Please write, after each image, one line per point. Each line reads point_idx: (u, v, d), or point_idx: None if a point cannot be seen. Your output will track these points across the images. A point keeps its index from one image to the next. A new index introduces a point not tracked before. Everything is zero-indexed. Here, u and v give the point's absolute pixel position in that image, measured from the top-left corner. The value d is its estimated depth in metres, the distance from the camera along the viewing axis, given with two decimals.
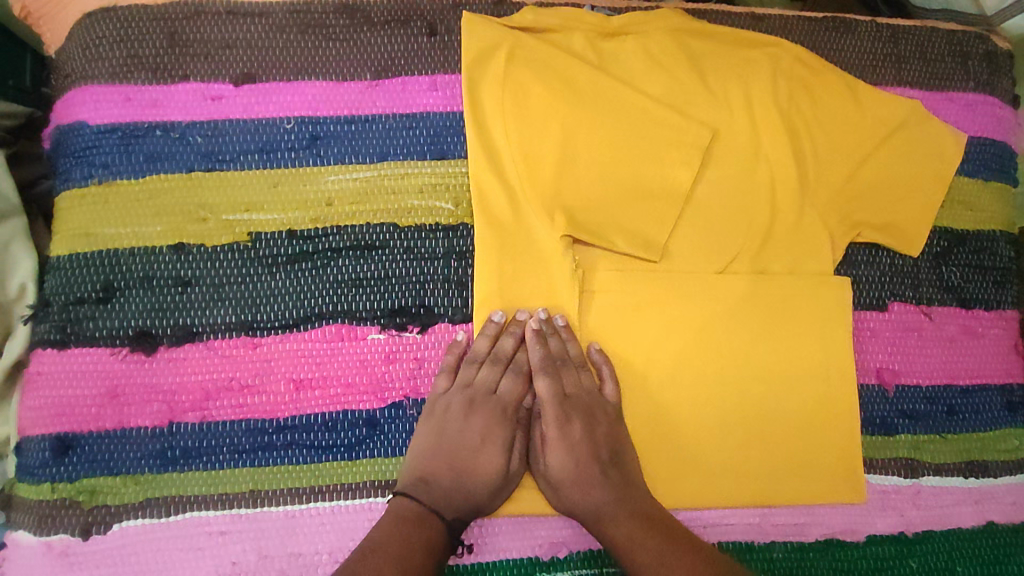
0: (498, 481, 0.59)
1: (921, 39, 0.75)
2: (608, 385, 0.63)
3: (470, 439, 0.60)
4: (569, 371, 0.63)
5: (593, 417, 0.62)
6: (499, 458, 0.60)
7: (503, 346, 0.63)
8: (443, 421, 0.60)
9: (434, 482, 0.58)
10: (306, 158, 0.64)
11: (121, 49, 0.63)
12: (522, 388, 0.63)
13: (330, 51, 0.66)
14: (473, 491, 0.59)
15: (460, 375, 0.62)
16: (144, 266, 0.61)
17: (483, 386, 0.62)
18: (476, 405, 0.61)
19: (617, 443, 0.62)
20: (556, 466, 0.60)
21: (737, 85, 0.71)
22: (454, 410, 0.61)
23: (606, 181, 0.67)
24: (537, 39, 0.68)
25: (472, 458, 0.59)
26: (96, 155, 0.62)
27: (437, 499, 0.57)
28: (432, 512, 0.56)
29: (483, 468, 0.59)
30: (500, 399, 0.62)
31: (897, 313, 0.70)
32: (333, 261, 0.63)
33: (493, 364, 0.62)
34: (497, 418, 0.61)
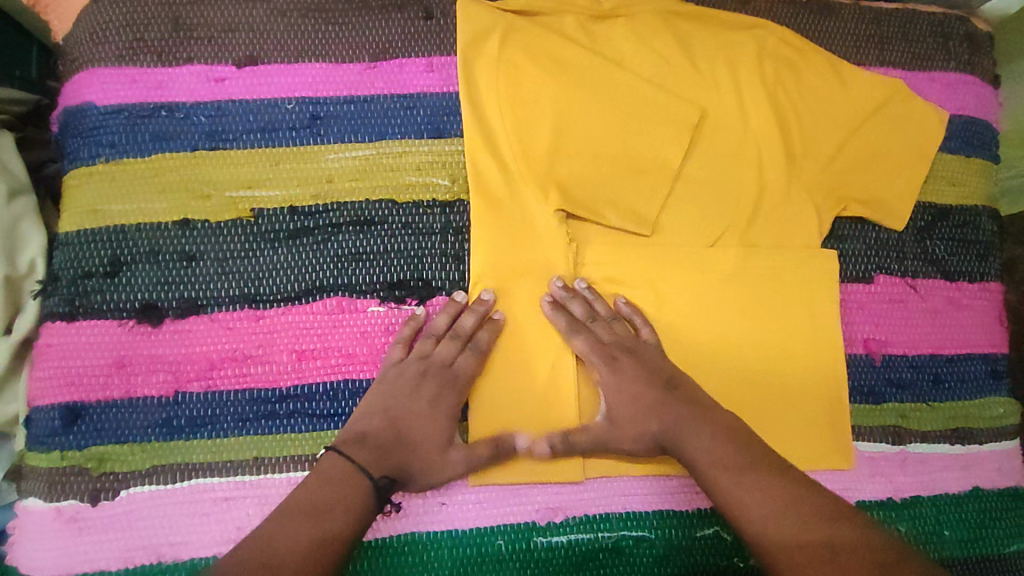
0: (435, 450, 0.60)
1: (903, 21, 0.77)
2: (643, 328, 0.66)
3: (417, 408, 0.60)
4: (599, 322, 0.65)
5: (636, 355, 0.64)
6: (442, 433, 0.60)
7: (464, 325, 0.63)
8: (392, 386, 0.61)
9: (370, 440, 0.59)
10: (307, 137, 0.66)
11: (127, 32, 0.65)
12: (476, 367, 0.63)
13: (330, 34, 0.68)
14: (408, 461, 0.59)
15: (417, 349, 0.63)
16: (150, 241, 0.63)
17: (438, 359, 0.62)
18: (429, 375, 0.61)
19: (666, 372, 0.63)
20: (622, 410, 0.62)
21: (724, 66, 0.73)
22: (405, 378, 0.61)
23: (597, 159, 0.69)
24: (530, 22, 0.71)
25: (416, 425, 0.60)
26: (103, 135, 0.64)
27: (371, 457, 0.58)
28: (361, 469, 0.57)
29: (424, 439, 0.60)
30: (454, 373, 0.62)
31: (884, 285, 0.72)
32: (334, 236, 0.65)
33: (452, 341, 0.63)
34: (446, 391, 0.61)
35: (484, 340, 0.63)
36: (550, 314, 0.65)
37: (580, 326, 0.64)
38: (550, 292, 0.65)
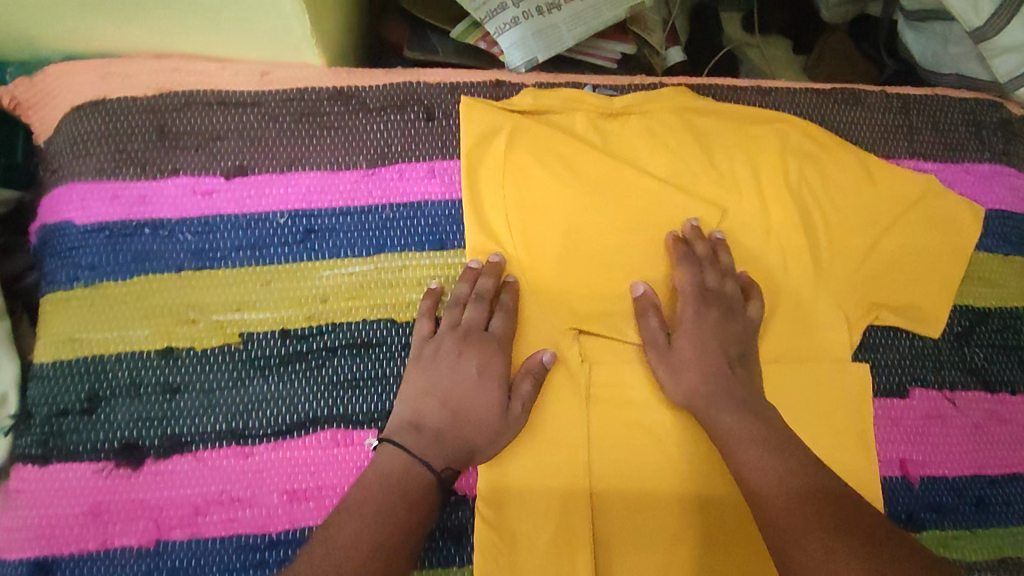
0: (492, 417, 0.58)
1: (933, 109, 0.73)
2: (753, 302, 0.64)
3: (462, 377, 0.59)
4: (713, 269, 0.64)
5: (731, 314, 0.62)
6: (496, 397, 0.58)
7: (482, 286, 0.61)
8: (433, 367, 0.59)
9: (426, 429, 0.57)
10: (299, 253, 0.62)
11: (108, 143, 0.61)
12: (510, 326, 0.61)
13: (324, 140, 0.63)
14: (469, 431, 0.57)
15: (447, 319, 0.61)
16: (131, 372, 0.58)
17: (471, 324, 0.60)
18: (468, 342, 0.60)
19: (745, 345, 0.62)
20: (683, 350, 0.61)
21: (745, 164, 0.68)
22: (443, 354, 0.59)
23: (611, 269, 0.65)
24: (538, 121, 0.66)
25: (467, 397, 0.58)
26: (82, 255, 0.59)
27: (429, 448, 0.56)
28: (421, 461, 0.55)
29: (479, 407, 0.58)
30: (491, 335, 0.60)
31: (919, 399, 0.67)
32: (329, 360, 0.61)
33: (478, 304, 0.61)
34: (491, 354, 0.60)
35: (512, 300, 0.62)
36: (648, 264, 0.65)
37: (691, 260, 0.64)
38: (682, 231, 0.66)
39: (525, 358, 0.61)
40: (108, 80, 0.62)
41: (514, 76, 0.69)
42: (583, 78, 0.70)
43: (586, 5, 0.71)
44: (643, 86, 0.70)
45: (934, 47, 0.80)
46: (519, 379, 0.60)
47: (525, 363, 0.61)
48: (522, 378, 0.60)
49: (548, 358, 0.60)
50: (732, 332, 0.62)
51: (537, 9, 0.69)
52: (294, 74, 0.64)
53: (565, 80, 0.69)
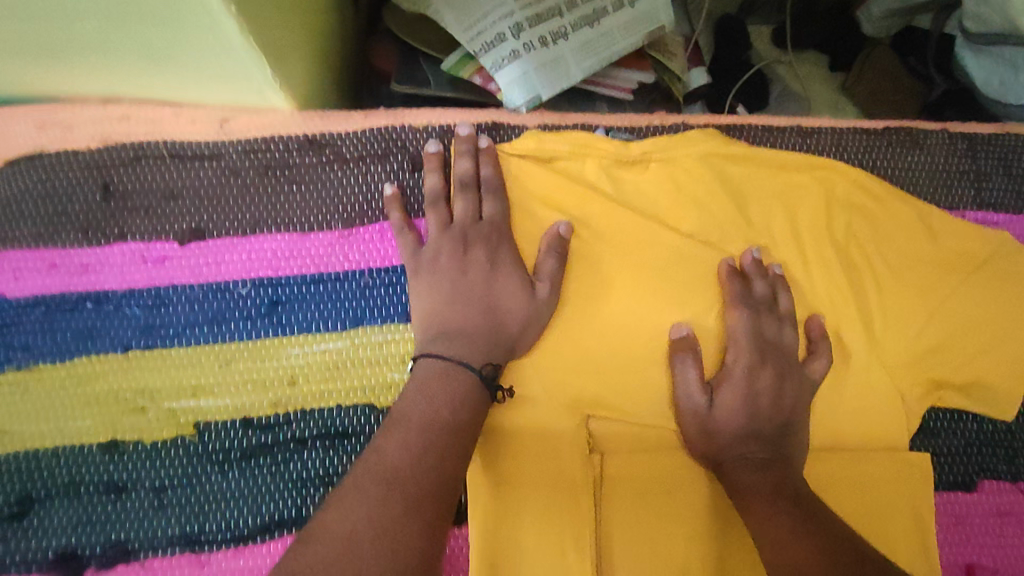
0: (523, 306, 0.53)
1: (1005, 150, 0.63)
2: (817, 361, 0.56)
3: (473, 270, 0.53)
4: (771, 316, 0.56)
5: (786, 378, 0.54)
6: (516, 277, 0.53)
7: (460, 171, 0.55)
8: (439, 274, 0.53)
9: (453, 331, 0.51)
10: (264, 328, 0.53)
11: (48, 204, 0.54)
12: (504, 209, 0.55)
13: (295, 197, 0.55)
14: (502, 311, 0.52)
15: (434, 222, 0.55)
16: (69, 470, 0.50)
17: (465, 220, 0.54)
18: (468, 238, 0.54)
19: (799, 409, 0.54)
20: (727, 412, 0.52)
21: (783, 218, 0.59)
22: (446, 255, 0.53)
23: (626, 342, 0.55)
24: (545, 169, 0.57)
25: (486, 287, 0.53)
26: (16, 334, 0.52)
27: (462, 348, 0.50)
28: (459, 362, 0.49)
29: (504, 286, 0.53)
30: (488, 224, 0.54)
31: (991, 494, 0.57)
32: (298, 455, 0.52)
33: (465, 195, 0.55)
34: (496, 241, 0.54)
35: (493, 173, 0.55)
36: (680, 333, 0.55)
37: (747, 299, 0.55)
38: (739, 261, 0.58)
39: (541, 237, 0.56)
40: (47, 130, 0.55)
41: (515, 116, 0.60)
42: (595, 119, 0.61)
43: (597, 33, 0.63)
44: (665, 128, 0.61)
45: (1001, 74, 0.71)
46: (541, 259, 0.54)
47: (544, 241, 0.55)
48: (544, 259, 0.54)
49: (565, 228, 0.55)
50: (770, 422, 0.52)
51: (541, 38, 0.61)
52: (259, 121, 0.56)
53: (574, 121, 0.60)
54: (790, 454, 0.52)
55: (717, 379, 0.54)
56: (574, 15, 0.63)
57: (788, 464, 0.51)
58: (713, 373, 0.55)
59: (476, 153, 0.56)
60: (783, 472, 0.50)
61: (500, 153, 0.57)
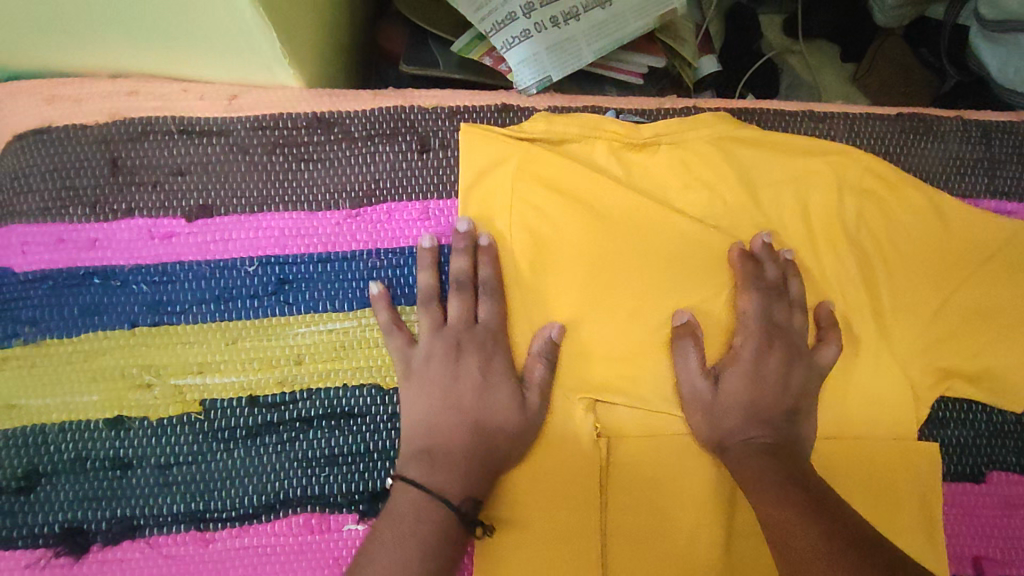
0: (512, 419, 0.51)
1: (1020, 139, 0.62)
2: (826, 347, 0.55)
3: (463, 381, 0.51)
4: (782, 301, 0.55)
5: (794, 363, 0.54)
6: (507, 391, 0.51)
7: (458, 271, 0.53)
8: (426, 384, 0.51)
9: (439, 450, 0.49)
10: (270, 306, 0.53)
11: (55, 179, 0.54)
12: (499, 310, 0.53)
13: (302, 176, 0.55)
14: (493, 439, 0.50)
15: (425, 321, 0.53)
16: (75, 445, 0.50)
17: (461, 324, 0.53)
18: (462, 343, 0.52)
19: (807, 393, 0.53)
20: (733, 396, 0.52)
21: (794, 204, 0.58)
22: (436, 359, 0.52)
23: (634, 327, 0.55)
24: (555, 150, 0.57)
25: (474, 407, 0.51)
26: (23, 308, 0.52)
27: (445, 476, 0.48)
28: (440, 492, 0.48)
29: (498, 409, 0.51)
30: (484, 327, 0.53)
31: (999, 485, 0.56)
32: (303, 434, 0.51)
33: (461, 293, 0.53)
34: (489, 352, 0.52)
35: (492, 269, 0.54)
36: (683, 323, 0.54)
37: (757, 283, 0.55)
38: (750, 246, 0.57)
39: (532, 337, 0.54)
40: (55, 105, 0.55)
41: (524, 99, 0.60)
42: (606, 102, 0.60)
43: (609, 15, 0.62)
44: (676, 111, 0.60)
45: (1017, 62, 0.70)
46: (530, 365, 0.53)
47: (534, 347, 0.53)
48: (533, 363, 0.53)
49: (556, 332, 0.53)
50: (778, 408, 0.52)
51: (552, 18, 0.61)
52: (267, 98, 0.56)
53: (583, 104, 0.60)
54: (798, 440, 0.52)
55: (724, 362, 0.54)
56: None
57: (796, 450, 0.51)
58: (720, 357, 0.55)
59: (474, 249, 0.54)
60: (791, 458, 0.49)
61: (500, 189, 0.56)
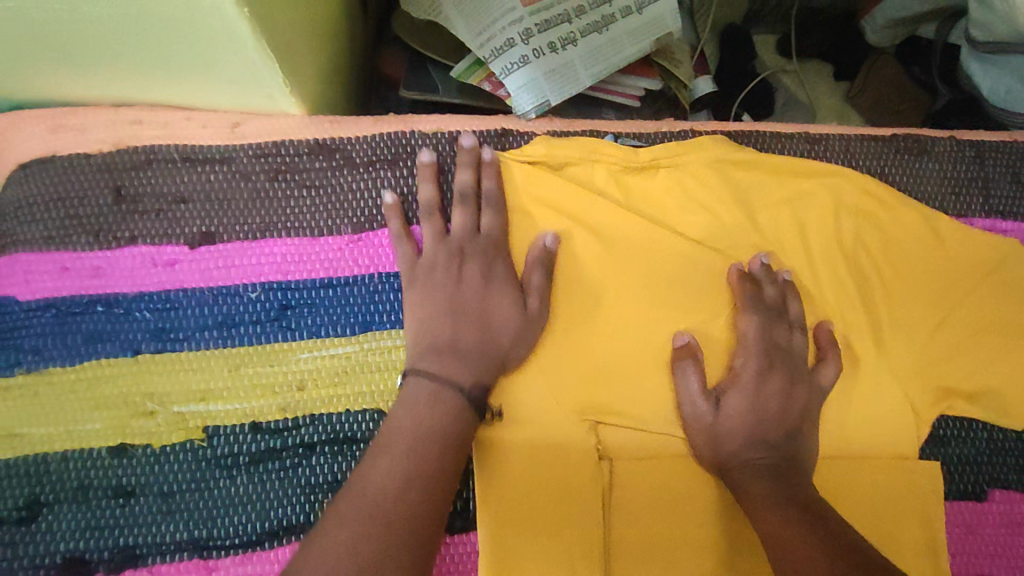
0: (516, 316, 0.52)
1: (1012, 158, 0.63)
2: (826, 367, 0.56)
3: (467, 283, 0.53)
4: (782, 323, 0.56)
5: (795, 384, 0.54)
6: (507, 287, 0.53)
7: (461, 183, 0.55)
8: (432, 287, 0.53)
9: (447, 345, 0.51)
10: (273, 332, 0.53)
11: (59, 208, 0.54)
12: (503, 222, 0.55)
13: (305, 201, 0.55)
14: (496, 321, 0.52)
15: (428, 233, 0.54)
16: (77, 474, 0.50)
17: (463, 231, 0.54)
18: (464, 252, 0.54)
19: (808, 414, 0.54)
20: (734, 416, 0.52)
21: (791, 225, 0.59)
22: (441, 268, 0.53)
23: (634, 348, 0.55)
24: (554, 174, 0.57)
25: (478, 296, 0.53)
26: (26, 337, 0.52)
27: (455, 367, 0.50)
28: (447, 380, 0.49)
29: (497, 305, 0.52)
30: (487, 237, 0.55)
31: (1001, 503, 0.57)
32: (306, 460, 0.51)
33: (464, 205, 0.55)
34: (491, 255, 0.54)
35: (495, 222, 0.55)
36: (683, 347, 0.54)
37: (757, 305, 0.55)
38: (748, 267, 0.58)
39: (529, 250, 0.55)
40: (60, 135, 0.55)
41: (523, 123, 0.60)
42: (604, 126, 0.61)
43: (606, 39, 0.63)
44: (674, 135, 0.61)
45: (1008, 82, 0.71)
46: (528, 270, 0.54)
47: (532, 255, 0.55)
48: (531, 270, 0.54)
49: (550, 240, 0.55)
50: (780, 428, 0.52)
51: (550, 44, 0.62)
52: (269, 125, 0.57)
53: (583, 127, 0.61)
54: (800, 459, 0.52)
55: (725, 383, 0.54)
56: (582, 22, 0.63)
57: (798, 471, 0.51)
58: (721, 378, 0.55)
59: (477, 164, 0.56)
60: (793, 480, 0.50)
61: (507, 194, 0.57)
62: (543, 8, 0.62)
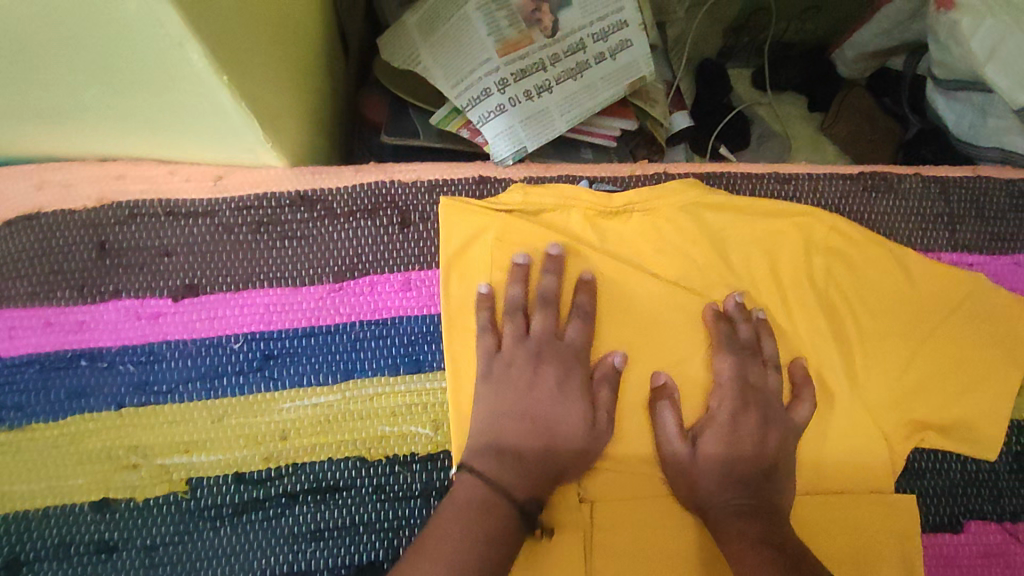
0: (582, 437, 0.53)
1: (976, 193, 0.65)
2: (801, 405, 0.57)
3: (540, 394, 0.54)
4: (756, 362, 0.57)
5: (770, 422, 0.55)
6: (581, 409, 0.53)
7: (545, 288, 0.56)
8: (503, 385, 0.54)
9: (552, 444, 0.52)
10: (256, 382, 0.54)
11: (43, 264, 0.55)
12: (587, 333, 0.56)
13: (286, 252, 0.57)
14: (559, 449, 0.52)
15: (510, 331, 0.55)
16: (59, 531, 0.50)
17: (542, 335, 0.55)
18: (542, 352, 0.55)
19: (784, 451, 0.55)
20: (709, 458, 0.53)
21: (763, 265, 0.60)
22: (519, 366, 0.54)
23: (613, 389, 0.56)
24: (531, 220, 0.59)
25: (549, 408, 0.53)
26: (9, 393, 0.52)
27: (517, 475, 0.50)
28: (505, 493, 0.49)
29: (569, 424, 0.53)
30: (568, 346, 0.55)
31: (977, 533, 0.57)
32: (288, 510, 0.52)
33: (545, 310, 0.56)
34: (569, 367, 0.55)
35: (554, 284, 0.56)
36: (661, 386, 0.55)
37: (731, 345, 0.56)
38: (723, 306, 0.59)
39: (595, 364, 0.56)
40: (44, 191, 0.56)
41: (501, 169, 0.62)
42: (580, 170, 0.62)
43: (581, 86, 0.66)
44: (647, 179, 0.63)
45: (971, 117, 0.73)
46: (596, 388, 0.55)
47: (598, 370, 0.55)
48: (600, 386, 0.55)
49: (619, 359, 0.55)
50: (756, 466, 0.53)
51: (526, 92, 0.64)
52: (251, 178, 0.58)
53: (559, 172, 0.62)
54: (777, 497, 0.53)
55: (702, 423, 0.55)
56: (557, 69, 0.65)
57: (775, 509, 0.52)
58: (697, 417, 0.56)
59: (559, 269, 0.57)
60: (770, 518, 0.50)
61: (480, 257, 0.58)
62: (519, 56, 0.64)
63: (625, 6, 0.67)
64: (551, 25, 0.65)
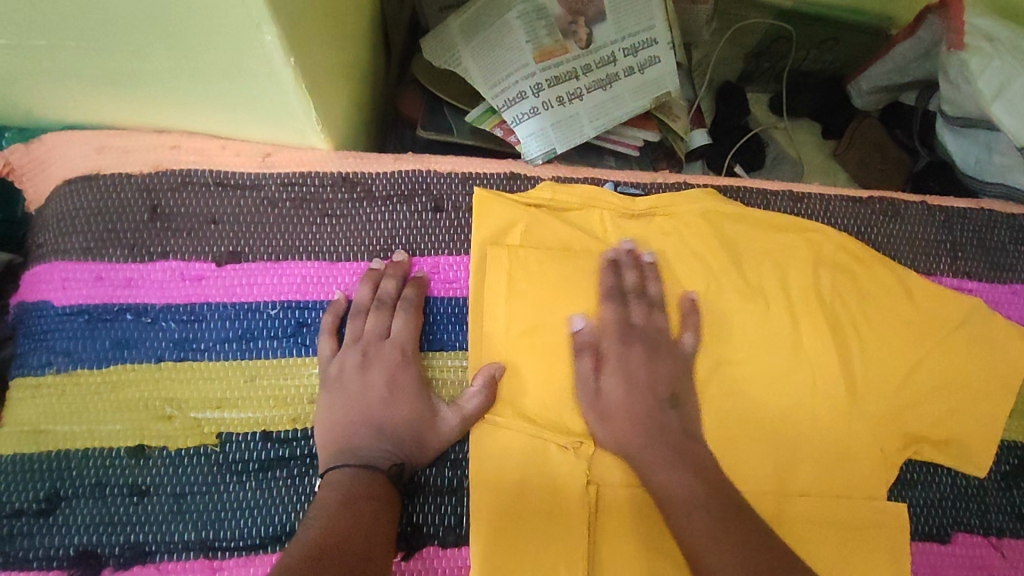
0: (421, 427, 0.54)
1: (979, 224, 0.68)
2: (686, 335, 0.60)
3: (372, 395, 0.55)
4: (654, 289, 0.60)
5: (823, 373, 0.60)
6: (412, 399, 0.55)
7: (384, 291, 0.58)
8: (339, 388, 0.55)
9: (386, 428, 0.54)
10: (289, 348, 0.57)
11: (98, 222, 0.59)
12: (411, 328, 0.58)
13: (325, 229, 0.60)
14: (405, 442, 0.54)
15: (350, 332, 0.58)
16: (97, 472, 0.53)
17: (372, 336, 0.57)
18: (370, 356, 0.56)
19: (679, 384, 0.57)
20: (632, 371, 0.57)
21: (774, 275, 0.63)
22: (350, 369, 0.56)
23: None
24: (557, 216, 0.63)
25: (386, 408, 0.55)
26: (58, 340, 0.56)
27: (368, 461, 0.52)
28: (372, 471, 0.51)
29: (402, 412, 0.55)
30: (393, 343, 0.57)
31: (963, 546, 0.60)
32: (312, 469, 0.55)
33: (379, 311, 0.58)
34: (397, 365, 0.56)
35: (396, 287, 0.58)
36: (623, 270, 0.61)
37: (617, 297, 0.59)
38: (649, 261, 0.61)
39: (474, 370, 0.58)
40: (103, 154, 0.60)
41: (530, 167, 0.66)
42: (605, 174, 0.67)
43: (609, 95, 0.69)
44: (669, 186, 0.67)
45: (977, 153, 0.77)
46: (467, 393, 0.56)
47: (474, 379, 0.57)
48: (470, 395, 0.56)
49: (496, 370, 0.57)
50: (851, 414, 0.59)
51: (557, 98, 0.68)
52: (298, 157, 0.61)
53: (584, 175, 0.66)
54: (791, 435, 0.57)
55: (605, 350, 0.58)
56: (588, 79, 0.69)
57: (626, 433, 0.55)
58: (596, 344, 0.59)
59: (374, 281, 0.59)
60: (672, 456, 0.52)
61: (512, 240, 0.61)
62: (553, 64, 0.68)
63: (655, 25, 0.71)
64: (585, 37, 0.69)
